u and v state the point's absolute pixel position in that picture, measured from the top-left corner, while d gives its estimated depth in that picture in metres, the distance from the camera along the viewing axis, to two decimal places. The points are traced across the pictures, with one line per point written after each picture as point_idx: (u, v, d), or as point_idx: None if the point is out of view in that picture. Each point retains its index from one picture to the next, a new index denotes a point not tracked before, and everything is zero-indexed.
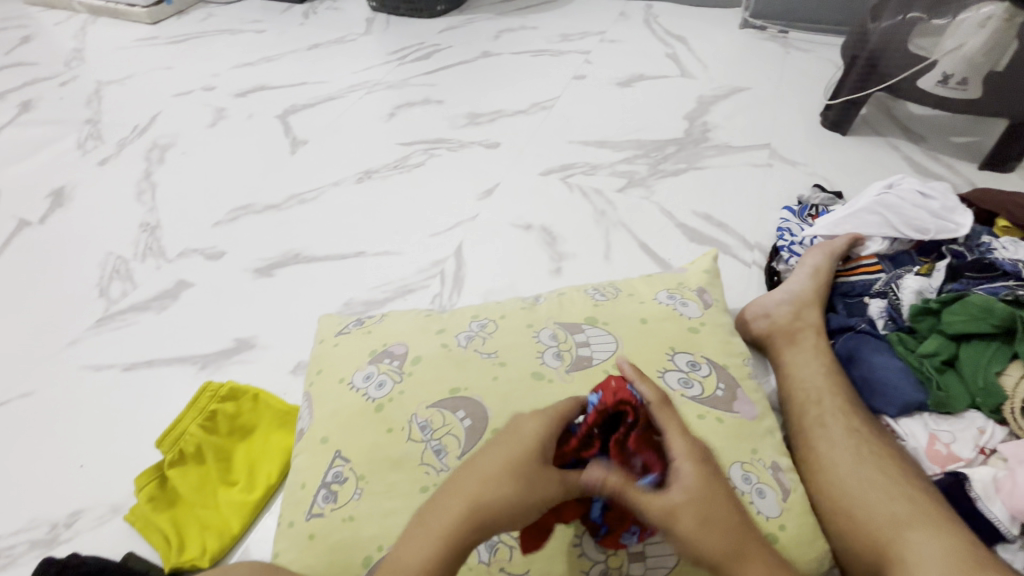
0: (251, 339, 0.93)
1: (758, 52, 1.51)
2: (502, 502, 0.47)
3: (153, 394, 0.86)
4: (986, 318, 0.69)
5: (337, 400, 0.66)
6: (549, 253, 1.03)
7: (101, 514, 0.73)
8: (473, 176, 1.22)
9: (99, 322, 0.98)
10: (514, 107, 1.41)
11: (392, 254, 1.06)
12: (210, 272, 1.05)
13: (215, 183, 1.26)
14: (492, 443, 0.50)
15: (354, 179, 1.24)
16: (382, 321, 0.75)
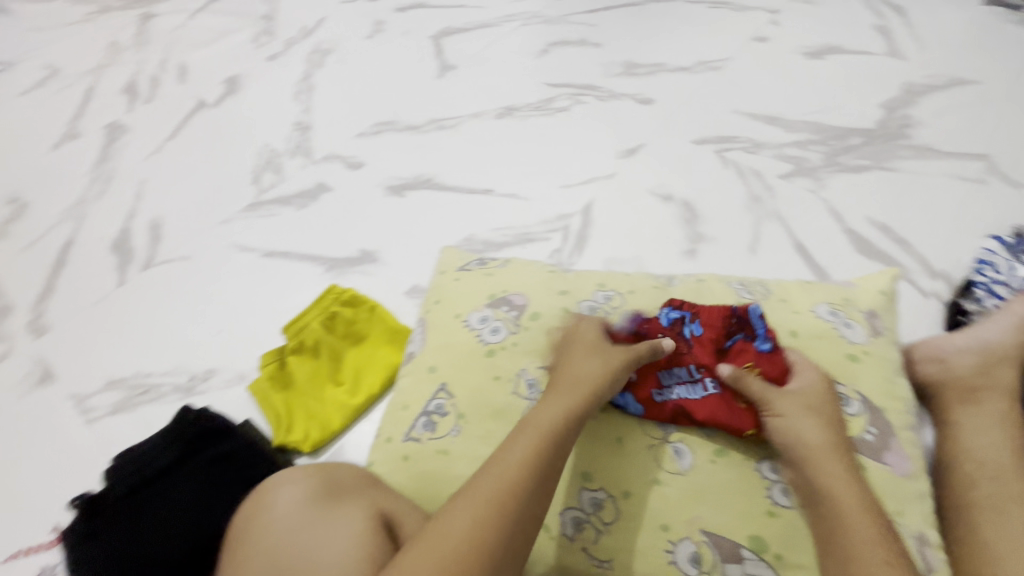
0: (374, 253, 0.96)
1: (1003, 37, 1.21)
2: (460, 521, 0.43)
3: (285, 283, 0.93)
4: None
5: (450, 333, 0.66)
6: (686, 232, 0.94)
7: (230, 378, 0.81)
8: (617, 131, 1.13)
9: (249, 206, 1.06)
10: (678, 62, 1.27)
11: (519, 199, 1.03)
12: (348, 180, 1.10)
13: (364, 95, 1.29)
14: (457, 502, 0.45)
15: (495, 114, 1.20)
16: (505, 266, 0.73)
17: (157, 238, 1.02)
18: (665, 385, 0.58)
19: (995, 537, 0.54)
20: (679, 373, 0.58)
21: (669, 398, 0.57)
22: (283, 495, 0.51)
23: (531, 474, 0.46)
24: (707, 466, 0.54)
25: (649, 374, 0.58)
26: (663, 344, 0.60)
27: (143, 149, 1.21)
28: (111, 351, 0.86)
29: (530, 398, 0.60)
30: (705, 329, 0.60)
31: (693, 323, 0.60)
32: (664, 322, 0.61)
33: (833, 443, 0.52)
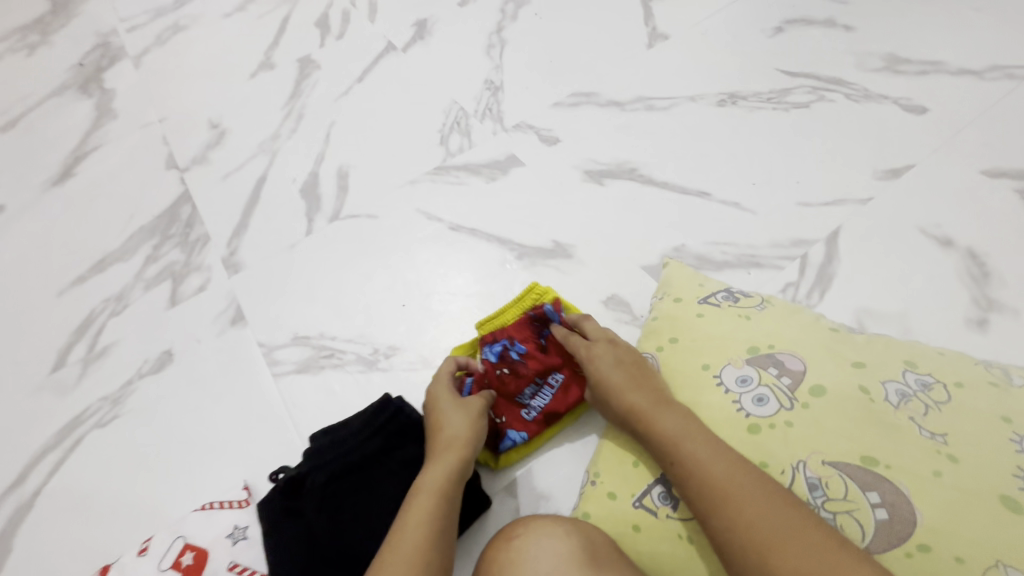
0: (569, 248, 0.86)
1: None
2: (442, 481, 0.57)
3: (471, 265, 0.86)
4: None
5: (700, 392, 0.60)
6: (971, 293, 0.74)
7: (414, 362, 0.78)
8: (875, 143, 0.91)
9: (436, 170, 0.99)
10: (964, 61, 0.99)
11: (744, 211, 0.86)
12: (541, 157, 0.99)
13: (561, 57, 1.15)
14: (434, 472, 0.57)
15: (715, 100, 1.02)
16: (765, 311, 0.63)
17: (345, 189, 0.99)
18: (528, 405, 0.69)
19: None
20: (530, 388, 0.69)
21: (537, 412, 0.68)
22: (546, 547, 0.51)
23: (452, 489, 0.57)
24: None
25: (509, 406, 0.69)
26: (504, 374, 0.69)
27: (333, 91, 1.17)
28: (299, 305, 0.85)
29: (814, 503, 0.50)
30: (525, 344, 0.70)
31: (514, 346, 0.70)
32: (490, 360, 0.69)
33: (754, 480, 0.50)
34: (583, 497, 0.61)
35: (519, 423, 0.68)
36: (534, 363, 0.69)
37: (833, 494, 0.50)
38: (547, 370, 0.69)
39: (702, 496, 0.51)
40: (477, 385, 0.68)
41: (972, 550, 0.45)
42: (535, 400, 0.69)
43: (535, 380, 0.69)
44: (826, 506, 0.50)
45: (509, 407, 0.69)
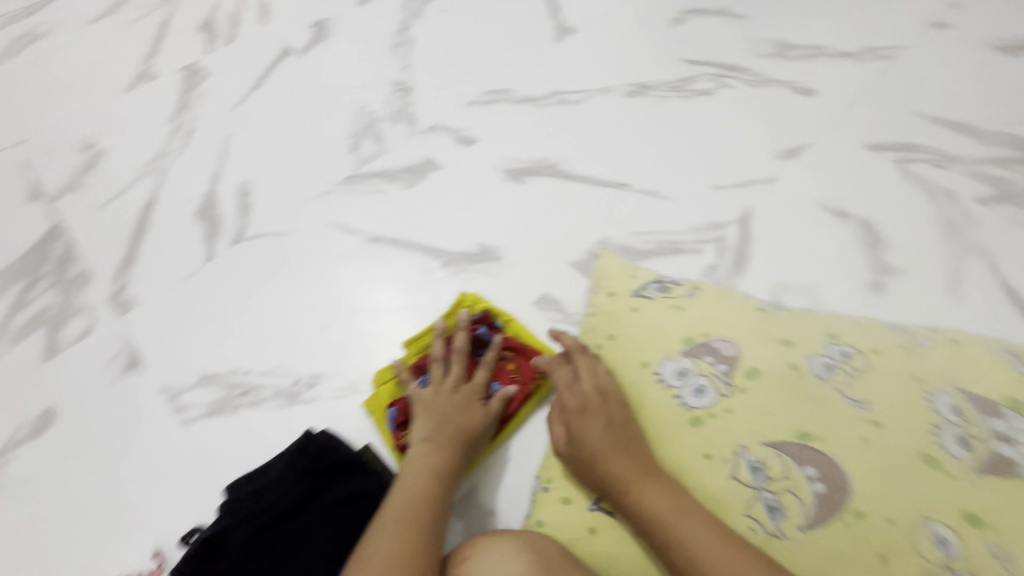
0: (496, 251, 0.83)
1: None
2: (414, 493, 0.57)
3: (395, 278, 0.81)
4: None
5: (642, 390, 0.60)
6: (868, 259, 0.80)
7: (339, 388, 0.72)
8: (774, 125, 0.96)
9: (349, 179, 0.94)
10: (841, 43, 1.08)
11: (663, 199, 0.88)
12: (459, 158, 0.96)
13: (470, 54, 1.12)
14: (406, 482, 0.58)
15: (625, 92, 1.04)
16: (695, 297, 0.64)
17: (248, 207, 0.90)
18: None
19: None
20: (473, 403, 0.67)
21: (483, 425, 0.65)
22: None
23: (427, 498, 0.56)
24: None
25: None
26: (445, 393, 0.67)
27: (225, 101, 1.07)
28: (207, 343, 0.77)
29: (758, 486, 0.52)
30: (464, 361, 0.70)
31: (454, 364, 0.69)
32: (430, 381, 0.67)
33: (684, 511, 0.51)
34: (537, 508, 0.61)
35: None
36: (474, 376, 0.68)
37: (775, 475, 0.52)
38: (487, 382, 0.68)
39: (653, 540, 0.51)
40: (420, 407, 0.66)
41: (904, 511, 0.49)
42: None
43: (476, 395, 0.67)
44: (768, 488, 0.52)
45: None
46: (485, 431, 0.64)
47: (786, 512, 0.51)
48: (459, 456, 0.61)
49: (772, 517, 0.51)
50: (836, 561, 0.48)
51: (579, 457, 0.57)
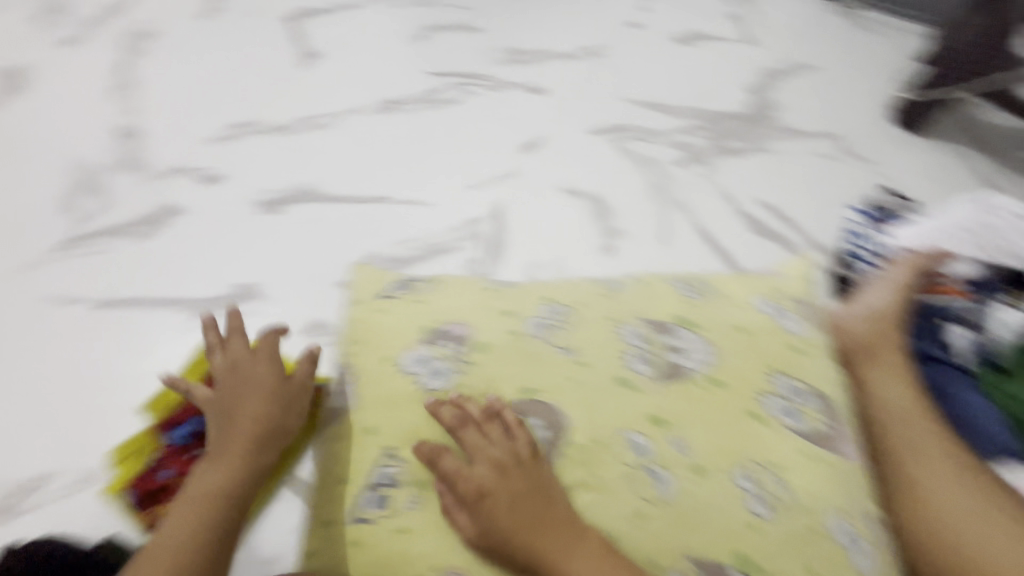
0: (255, 288, 0.80)
1: (827, 27, 1.42)
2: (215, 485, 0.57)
3: (138, 343, 0.74)
4: None
5: (381, 385, 0.57)
6: (599, 228, 0.93)
7: (77, 481, 0.66)
8: (514, 123, 1.08)
9: (67, 242, 0.82)
10: (561, 48, 1.26)
11: (421, 206, 0.92)
12: (204, 197, 0.90)
13: (210, 89, 1.07)
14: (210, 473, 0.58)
15: (378, 109, 1.08)
16: (432, 288, 0.65)
17: None
18: None
19: (936, 526, 0.57)
20: None
21: None
22: None
23: (229, 494, 0.57)
24: (688, 487, 0.51)
25: None
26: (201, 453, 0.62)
27: None
28: None
29: (493, 444, 0.53)
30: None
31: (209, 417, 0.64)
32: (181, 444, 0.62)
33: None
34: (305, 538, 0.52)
35: None
36: None
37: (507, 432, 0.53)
38: None
39: None
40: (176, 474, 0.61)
41: (608, 432, 0.53)
42: None
43: None
44: (501, 445, 0.53)
45: None
46: (282, 414, 0.62)
47: (516, 460, 0.52)
48: (252, 461, 0.59)
49: (506, 469, 0.52)
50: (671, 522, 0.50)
51: (494, 547, 0.49)
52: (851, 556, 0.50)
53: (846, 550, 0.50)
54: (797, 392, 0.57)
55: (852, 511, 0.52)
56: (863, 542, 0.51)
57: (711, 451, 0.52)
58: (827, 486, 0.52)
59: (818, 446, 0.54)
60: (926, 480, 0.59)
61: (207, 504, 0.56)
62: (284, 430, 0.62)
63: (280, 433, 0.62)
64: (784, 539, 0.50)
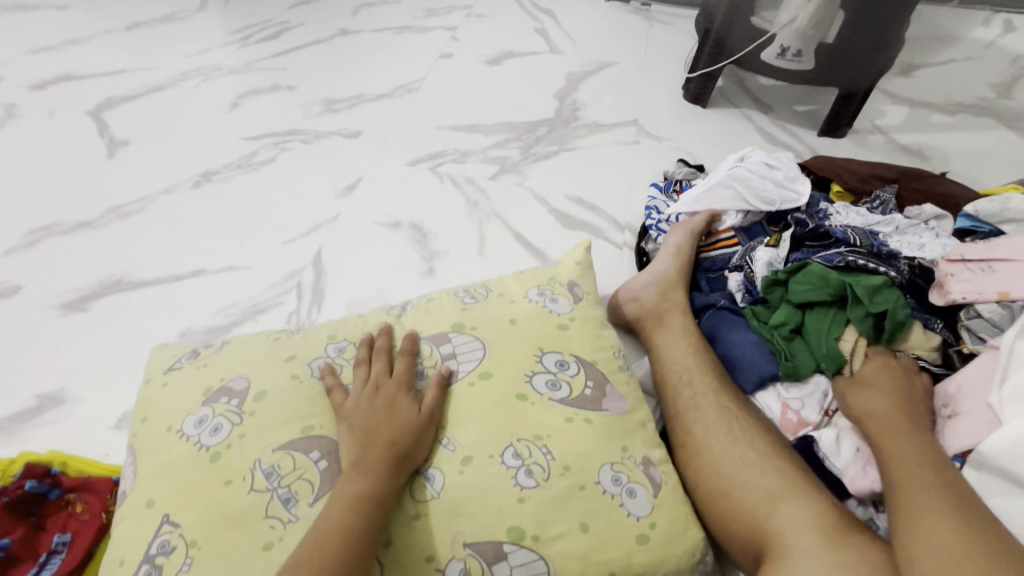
0: (59, 394, 0.77)
1: (624, 25, 1.57)
2: (360, 487, 0.49)
3: None
4: (824, 286, 0.71)
5: (163, 454, 0.57)
6: (421, 253, 0.96)
7: None
8: (331, 171, 1.11)
9: None
10: (376, 90, 1.32)
11: (238, 270, 0.92)
12: (0, 313, 0.86)
13: (7, 200, 1.05)
14: (354, 473, 0.51)
15: (190, 184, 1.08)
16: (220, 351, 0.66)
17: None
18: None
19: (717, 472, 0.60)
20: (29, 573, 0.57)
21: None
22: None
23: (372, 493, 0.50)
24: (458, 480, 0.53)
25: None
26: None
27: None
28: None
29: (271, 487, 0.54)
30: (6, 534, 0.59)
31: None
32: None
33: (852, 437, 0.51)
34: None
35: None
36: (23, 543, 0.59)
37: (285, 471, 0.55)
38: (46, 540, 0.60)
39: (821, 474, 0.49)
40: None
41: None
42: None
43: (32, 561, 0.58)
44: (280, 485, 0.54)
45: None
46: (423, 432, 0.55)
47: (298, 498, 0.54)
48: (392, 455, 0.52)
49: (286, 508, 0.53)
50: (484, 499, 0.52)
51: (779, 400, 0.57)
52: (620, 503, 0.54)
53: (616, 498, 0.54)
54: (560, 365, 0.61)
55: (612, 460, 0.56)
56: (631, 485, 0.56)
57: (481, 438, 0.55)
58: (587, 446, 0.56)
59: (581, 411, 0.58)
60: (703, 432, 0.63)
61: (355, 508, 0.48)
62: (430, 446, 0.55)
63: (426, 449, 0.55)
64: (550, 503, 0.52)
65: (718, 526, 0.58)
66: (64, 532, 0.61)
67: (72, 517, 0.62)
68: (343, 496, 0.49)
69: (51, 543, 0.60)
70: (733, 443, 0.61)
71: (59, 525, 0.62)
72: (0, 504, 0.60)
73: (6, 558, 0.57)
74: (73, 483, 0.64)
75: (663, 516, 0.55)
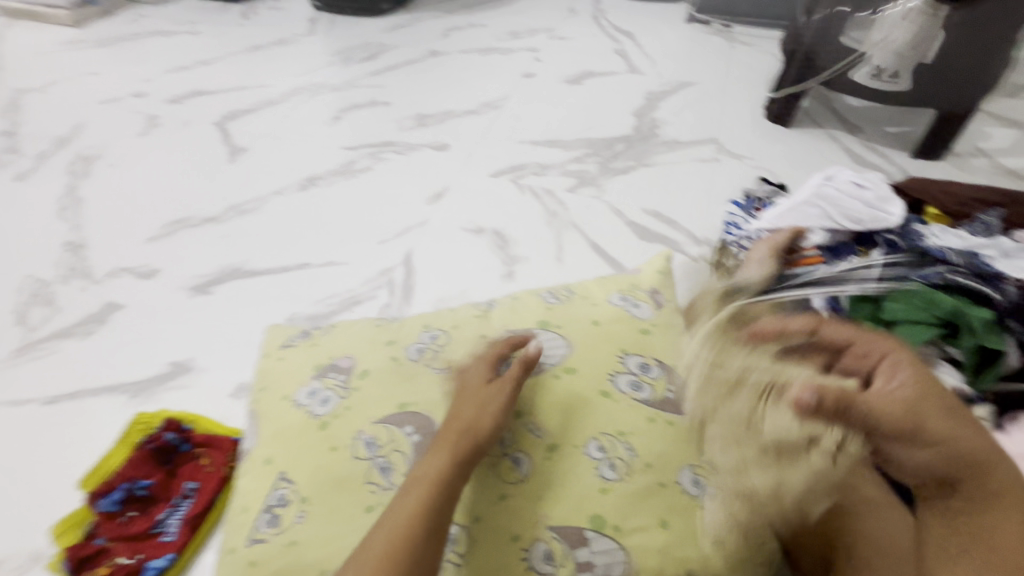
0: (188, 362, 0.88)
1: (704, 46, 1.59)
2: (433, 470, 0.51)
3: (76, 428, 0.80)
4: (930, 308, 0.72)
5: (280, 419, 0.64)
6: (501, 257, 1.02)
7: (20, 564, 0.67)
8: (422, 179, 1.20)
9: (18, 350, 0.91)
10: (463, 107, 1.41)
11: (339, 265, 1.02)
12: (142, 292, 1.00)
13: (148, 196, 1.21)
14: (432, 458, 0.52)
15: (298, 187, 1.20)
16: (329, 332, 0.73)
17: None
18: (169, 525, 0.66)
19: None
20: (165, 512, 0.67)
21: (179, 527, 0.66)
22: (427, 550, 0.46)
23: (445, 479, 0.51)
24: (542, 467, 0.56)
25: (144, 538, 0.65)
26: (131, 516, 0.66)
27: None
28: None
29: (372, 456, 0.59)
30: (150, 477, 0.69)
31: (138, 482, 0.69)
32: (111, 510, 0.66)
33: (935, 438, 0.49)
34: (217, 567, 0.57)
35: (156, 549, 0.64)
36: (162, 486, 0.69)
37: (382, 442, 0.60)
38: (178, 486, 0.70)
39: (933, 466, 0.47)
40: (107, 540, 0.64)
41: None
42: (170, 518, 0.67)
43: (167, 503, 0.68)
44: (379, 455, 0.59)
45: (145, 541, 0.65)
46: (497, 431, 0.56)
47: (395, 468, 0.58)
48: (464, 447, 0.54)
49: (384, 476, 0.58)
50: (566, 485, 0.55)
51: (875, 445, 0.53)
52: (699, 505, 0.56)
53: (695, 499, 0.56)
54: (642, 368, 0.64)
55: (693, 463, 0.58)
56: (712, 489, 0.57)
57: (564, 429, 0.59)
58: (668, 447, 0.58)
59: (663, 412, 0.60)
60: None
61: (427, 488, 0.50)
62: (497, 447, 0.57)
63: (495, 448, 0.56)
64: (631, 497, 0.55)
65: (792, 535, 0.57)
66: (192, 480, 0.70)
67: (199, 468, 0.71)
68: (424, 474, 0.51)
69: (181, 490, 0.69)
70: None
71: (188, 474, 0.71)
72: (146, 452, 0.71)
73: (149, 498, 0.68)
74: (200, 439, 0.73)
75: None
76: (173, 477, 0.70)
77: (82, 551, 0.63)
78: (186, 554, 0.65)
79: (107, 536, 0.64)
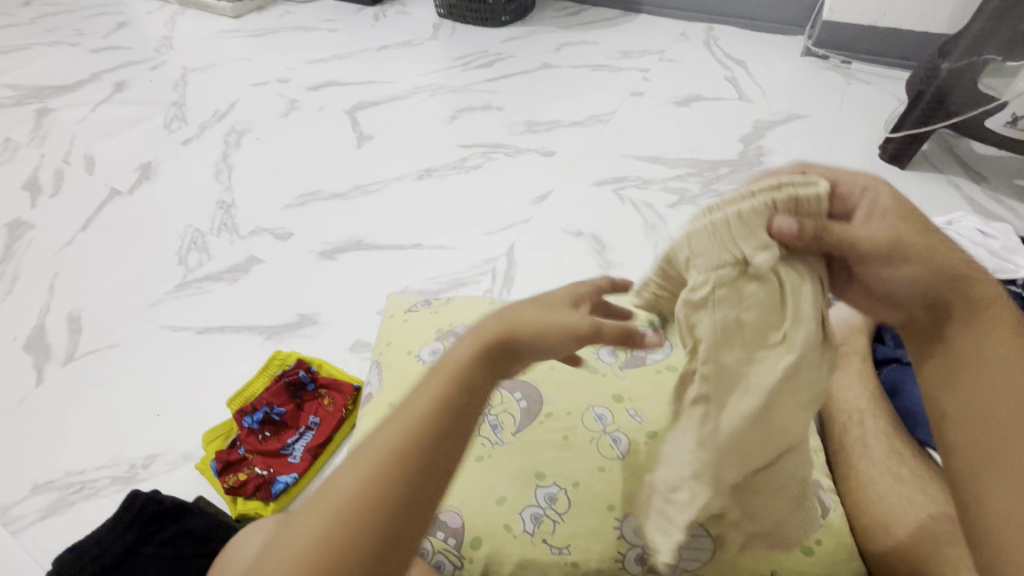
0: (313, 316, 1.00)
1: (819, 80, 1.57)
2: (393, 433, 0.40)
3: (223, 356, 0.94)
4: None
5: (404, 370, 0.73)
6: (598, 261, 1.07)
7: (174, 460, 0.80)
8: (528, 181, 1.28)
9: (178, 286, 1.07)
10: (571, 118, 1.48)
11: (447, 249, 1.11)
12: (278, 251, 1.14)
13: (286, 169, 1.37)
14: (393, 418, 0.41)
15: (415, 176, 1.32)
16: (448, 303, 0.82)
17: (77, 330, 1.00)
18: (295, 449, 0.77)
19: (884, 509, 0.60)
20: (293, 438, 0.78)
21: (303, 453, 0.77)
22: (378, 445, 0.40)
23: (411, 443, 0.40)
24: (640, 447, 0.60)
25: (275, 456, 0.76)
26: (266, 436, 0.78)
27: (53, 243, 1.19)
28: (33, 454, 0.83)
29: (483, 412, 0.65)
30: (283, 406, 0.81)
31: (273, 409, 0.80)
32: (252, 427, 0.78)
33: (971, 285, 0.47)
34: None
35: (284, 467, 0.75)
36: (292, 416, 0.80)
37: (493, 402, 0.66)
38: (304, 419, 0.80)
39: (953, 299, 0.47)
40: (247, 452, 0.76)
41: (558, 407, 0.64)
42: (297, 443, 0.77)
43: (295, 430, 0.79)
44: (490, 413, 0.65)
45: (276, 459, 0.76)
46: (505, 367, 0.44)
47: (503, 425, 0.64)
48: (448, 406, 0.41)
49: (494, 432, 0.64)
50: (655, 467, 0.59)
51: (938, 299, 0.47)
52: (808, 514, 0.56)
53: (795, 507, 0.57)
54: None
55: None
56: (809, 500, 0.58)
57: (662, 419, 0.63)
58: None
59: None
60: (871, 473, 0.63)
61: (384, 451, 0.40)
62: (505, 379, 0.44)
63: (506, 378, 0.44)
64: None
65: (878, 558, 0.58)
66: (316, 416, 0.80)
67: (322, 406, 0.81)
68: (377, 440, 0.40)
69: (306, 422, 0.80)
70: (900, 485, 0.61)
71: (312, 410, 0.81)
72: (281, 384, 0.82)
73: (281, 424, 0.80)
74: (324, 381, 0.84)
75: (828, 537, 0.59)
76: (301, 410, 0.81)
77: (227, 455, 0.76)
78: (306, 477, 0.75)
79: (248, 448, 0.77)
